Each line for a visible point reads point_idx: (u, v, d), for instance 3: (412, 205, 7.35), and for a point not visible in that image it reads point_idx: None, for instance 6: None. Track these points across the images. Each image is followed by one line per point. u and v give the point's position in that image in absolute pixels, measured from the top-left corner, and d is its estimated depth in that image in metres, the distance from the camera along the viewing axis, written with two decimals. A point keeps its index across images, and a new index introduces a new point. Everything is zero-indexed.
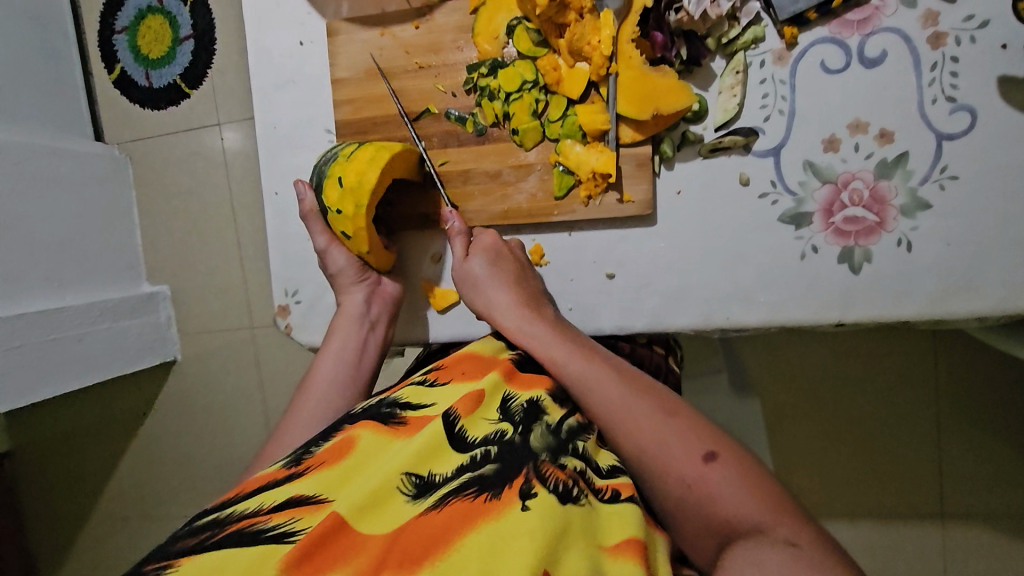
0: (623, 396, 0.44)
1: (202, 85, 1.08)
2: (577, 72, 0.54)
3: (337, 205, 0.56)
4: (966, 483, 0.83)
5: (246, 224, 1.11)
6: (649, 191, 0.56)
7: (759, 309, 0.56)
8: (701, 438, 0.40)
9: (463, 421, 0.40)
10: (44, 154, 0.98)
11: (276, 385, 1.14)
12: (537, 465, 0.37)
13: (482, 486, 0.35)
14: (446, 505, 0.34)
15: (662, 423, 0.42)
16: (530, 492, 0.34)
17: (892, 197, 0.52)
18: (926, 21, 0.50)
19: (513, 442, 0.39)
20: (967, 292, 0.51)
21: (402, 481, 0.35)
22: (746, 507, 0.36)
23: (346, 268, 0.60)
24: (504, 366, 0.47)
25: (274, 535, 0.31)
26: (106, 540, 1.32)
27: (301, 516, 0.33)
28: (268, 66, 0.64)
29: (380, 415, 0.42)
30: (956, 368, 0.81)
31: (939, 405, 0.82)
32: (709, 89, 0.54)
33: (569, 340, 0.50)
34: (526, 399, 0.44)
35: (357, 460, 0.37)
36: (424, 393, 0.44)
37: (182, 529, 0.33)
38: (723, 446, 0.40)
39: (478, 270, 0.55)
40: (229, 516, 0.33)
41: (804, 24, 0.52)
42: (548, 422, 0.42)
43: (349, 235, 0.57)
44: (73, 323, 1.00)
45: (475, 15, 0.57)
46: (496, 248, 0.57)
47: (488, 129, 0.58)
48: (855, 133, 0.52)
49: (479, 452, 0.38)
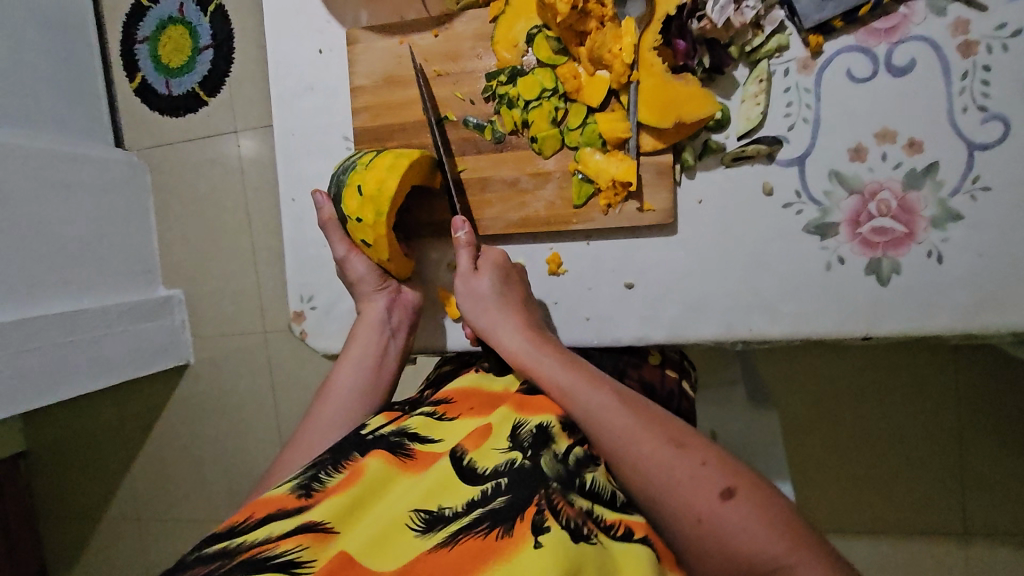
0: (631, 424, 0.41)
1: (220, 92, 1.09)
2: (597, 80, 0.54)
3: (358, 210, 0.56)
4: (990, 503, 0.80)
5: (261, 230, 1.12)
6: (669, 199, 0.55)
7: (783, 320, 0.54)
8: (716, 471, 0.37)
9: (469, 455, 0.40)
10: (64, 160, 1.00)
11: (288, 390, 1.14)
12: (549, 494, 0.36)
13: (494, 521, 0.34)
14: (456, 543, 0.33)
15: (672, 453, 0.39)
16: (542, 526, 0.33)
17: (922, 208, 0.51)
18: (956, 30, 0.49)
19: (522, 467, 0.38)
20: (1000, 305, 0.50)
21: (411, 517, 0.35)
22: (769, 547, 0.32)
23: (366, 276, 0.60)
24: (512, 397, 0.47)
25: (282, 564, 0.31)
26: (117, 543, 1.32)
27: (309, 545, 0.32)
28: (287, 73, 0.64)
29: (390, 444, 0.41)
30: (981, 384, 0.79)
31: (961, 422, 0.80)
32: (731, 97, 0.54)
33: (574, 364, 0.48)
34: (536, 424, 0.43)
35: (367, 490, 0.37)
36: (434, 425, 0.44)
37: (189, 557, 0.33)
38: (741, 480, 0.36)
39: (483, 288, 0.54)
40: (239, 546, 0.32)
41: (829, 32, 0.51)
42: (555, 451, 0.41)
43: (370, 241, 0.57)
44: (89, 326, 1.01)
45: (494, 24, 0.57)
46: (506, 267, 0.56)
47: (506, 137, 0.58)
48: (882, 142, 0.51)
49: (490, 485, 0.37)
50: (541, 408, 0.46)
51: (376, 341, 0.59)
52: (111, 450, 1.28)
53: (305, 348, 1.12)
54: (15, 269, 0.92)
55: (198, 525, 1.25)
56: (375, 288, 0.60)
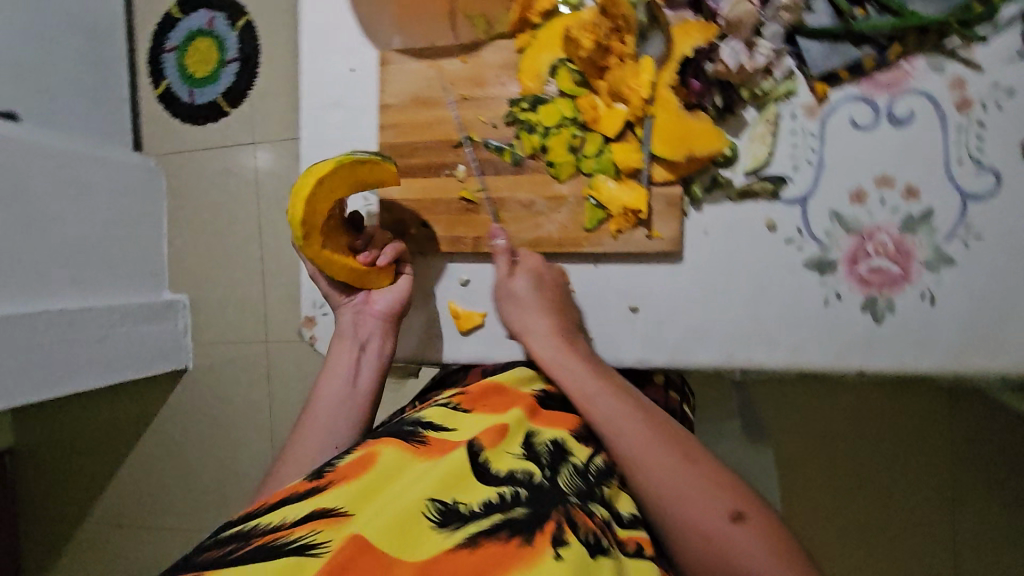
0: (653, 440, 0.46)
1: (242, 104, 1.13)
2: (615, 113, 0.57)
3: (304, 204, 0.58)
4: (978, 554, 0.80)
5: (271, 239, 1.14)
6: (677, 229, 0.57)
7: (781, 352, 0.56)
8: (729, 494, 0.42)
9: (486, 452, 0.40)
10: (86, 160, 1.03)
11: (284, 400, 1.14)
12: (568, 510, 0.37)
13: (514, 530, 0.34)
14: (478, 546, 0.33)
15: (690, 472, 0.44)
16: (563, 540, 0.34)
17: (917, 251, 0.53)
18: (954, 87, 0.52)
19: (541, 484, 0.39)
20: (991, 348, 0.52)
21: (428, 506, 0.35)
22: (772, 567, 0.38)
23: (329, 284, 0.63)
24: (526, 401, 0.49)
25: (296, 548, 0.31)
26: (97, 547, 1.31)
27: (322, 529, 0.33)
28: (319, 89, 0.67)
29: (403, 432, 0.43)
30: (970, 432, 0.80)
31: (950, 470, 0.81)
32: (740, 136, 0.56)
33: (604, 376, 0.52)
34: (548, 440, 0.45)
35: (379, 477, 0.38)
36: (450, 415, 0.46)
37: (208, 541, 0.34)
38: (749, 506, 0.42)
39: (521, 291, 0.57)
40: (254, 530, 0.33)
41: (835, 82, 0.54)
42: (575, 463, 0.44)
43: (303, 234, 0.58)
44: (93, 323, 1.02)
45: (520, 54, 0.60)
46: (541, 271, 0.58)
47: (525, 160, 0.60)
48: (881, 187, 0.54)
49: (508, 492, 0.38)
50: (556, 421, 0.49)
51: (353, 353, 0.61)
52: (99, 451, 1.28)
53: (303, 358, 1.13)
54: (27, 263, 0.93)
55: (180, 532, 1.24)
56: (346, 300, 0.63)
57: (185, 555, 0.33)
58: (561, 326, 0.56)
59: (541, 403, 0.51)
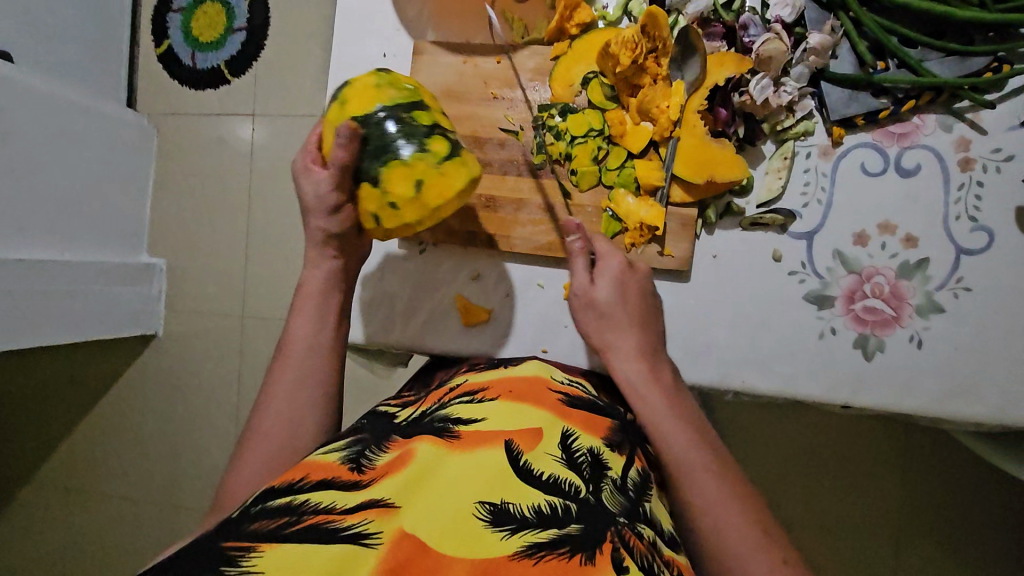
0: (725, 496, 0.46)
1: (245, 74, 1.11)
2: (640, 130, 0.59)
3: (416, 170, 0.51)
4: None
5: (260, 212, 1.12)
6: (688, 249, 0.59)
7: (773, 379, 0.58)
8: (793, 573, 0.42)
9: (525, 455, 0.40)
10: (78, 111, 0.99)
11: (255, 376, 1.12)
12: (620, 531, 0.37)
13: (574, 546, 0.34)
14: (539, 558, 0.33)
15: (756, 537, 0.44)
16: (623, 566, 0.35)
17: (910, 296, 0.56)
18: (959, 146, 0.55)
19: (587, 500, 0.39)
20: (967, 396, 0.55)
21: (478, 509, 0.35)
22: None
23: (332, 235, 0.58)
24: (553, 405, 0.48)
25: (351, 535, 0.32)
26: (40, 509, 1.26)
27: (374, 518, 0.33)
28: (347, 69, 0.67)
29: (435, 428, 0.43)
30: (924, 473, 0.84)
31: (903, 508, 0.84)
32: (756, 169, 0.59)
33: (685, 414, 0.51)
34: (587, 447, 0.45)
35: (422, 469, 0.38)
36: (473, 407, 0.46)
37: (253, 509, 0.34)
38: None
39: (604, 298, 0.56)
40: (304, 507, 0.33)
41: (851, 127, 0.57)
42: (613, 478, 0.43)
43: (400, 202, 0.52)
44: (67, 278, 0.98)
45: (554, 62, 0.62)
46: (622, 277, 0.57)
47: (548, 165, 0.62)
48: (883, 232, 0.57)
49: (558, 504, 0.37)
50: (590, 426, 0.47)
51: (325, 304, 0.59)
52: (53, 410, 1.24)
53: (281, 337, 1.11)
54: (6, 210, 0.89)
55: (132, 502, 1.21)
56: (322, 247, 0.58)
57: (230, 519, 0.34)
58: (648, 346, 0.55)
59: (566, 402, 0.49)
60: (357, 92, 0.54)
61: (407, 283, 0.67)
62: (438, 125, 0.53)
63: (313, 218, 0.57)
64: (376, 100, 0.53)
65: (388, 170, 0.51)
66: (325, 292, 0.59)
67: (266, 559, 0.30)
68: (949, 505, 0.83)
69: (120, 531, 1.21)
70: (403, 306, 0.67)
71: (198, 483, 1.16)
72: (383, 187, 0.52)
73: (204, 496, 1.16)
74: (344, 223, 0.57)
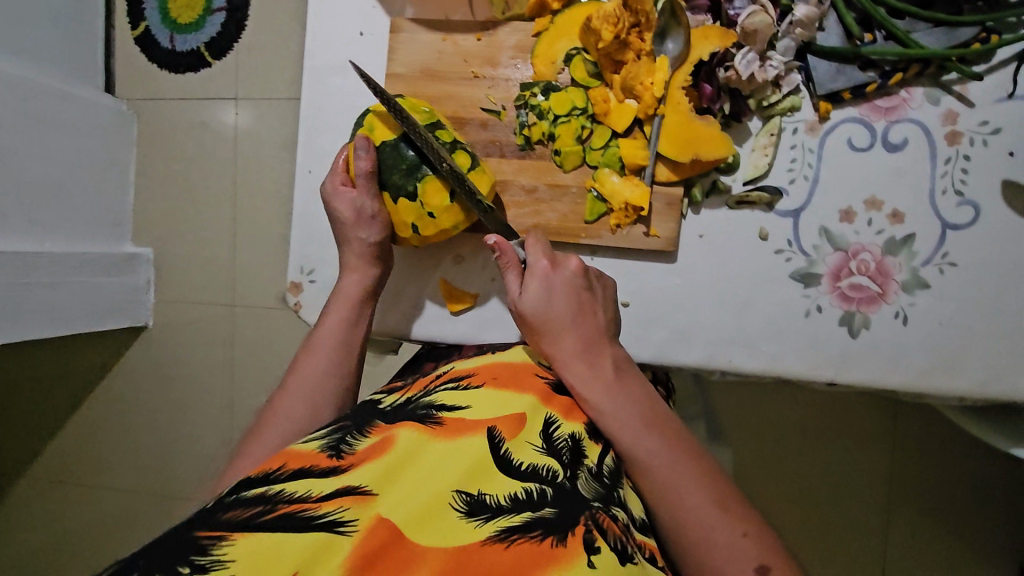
0: (683, 478, 0.45)
1: (226, 57, 1.08)
2: (625, 108, 0.58)
3: (447, 183, 0.57)
4: (907, 559, 0.85)
5: (246, 198, 1.10)
6: (674, 229, 0.59)
7: (760, 357, 0.58)
8: (755, 547, 0.42)
9: (507, 443, 0.41)
10: (52, 96, 0.96)
11: (247, 365, 1.12)
12: (595, 514, 0.38)
13: (547, 528, 0.35)
14: (512, 542, 0.34)
15: (716, 516, 0.43)
16: (594, 546, 0.35)
17: (896, 272, 0.56)
18: (946, 120, 0.54)
19: (564, 484, 0.40)
20: (951, 370, 0.55)
21: (453, 498, 0.36)
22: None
23: (372, 244, 0.60)
24: (539, 390, 0.48)
25: (325, 523, 0.32)
26: (32, 501, 1.25)
27: (350, 506, 0.34)
28: (324, 49, 0.65)
29: (417, 416, 0.43)
30: (909, 445, 0.85)
31: (888, 480, 0.85)
32: (742, 145, 0.58)
33: (633, 400, 0.49)
34: (568, 433, 0.46)
35: (401, 458, 0.38)
36: (458, 394, 0.46)
37: (228, 498, 0.33)
38: (775, 558, 0.42)
39: (532, 306, 0.53)
40: (280, 496, 0.33)
41: (837, 102, 0.56)
42: (589, 467, 0.44)
43: (437, 211, 0.58)
44: (49, 268, 0.95)
45: (536, 38, 0.60)
46: (552, 279, 0.53)
47: (532, 146, 0.61)
48: (869, 208, 0.56)
49: (534, 489, 0.39)
50: (573, 412, 0.49)
51: (357, 309, 0.60)
52: (44, 402, 1.22)
53: (271, 325, 1.10)
54: None
55: (126, 491, 1.20)
56: (366, 255, 0.61)
57: (205, 507, 0.33)
58: (586, 337, 0.51)
59: (553, 387, 0.50)
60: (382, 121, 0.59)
61: (395, 268, 0.66)
62: (459, 142, 0.59)
63: (351, 230, 0.60)
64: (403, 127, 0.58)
65: (423, 184, 0.57)
66: (357, 300, 0.60)
67: (238, 546, 0.30)
68: (932, 476, 0.84)
69: (116, 521, 1.21)
70: (388, 292, 0.67)
71: (194, 471, 1.16)
72: (421, 200, 0.58)
73: (200, 483, 1.16)
74: (381, 230, 0.61)
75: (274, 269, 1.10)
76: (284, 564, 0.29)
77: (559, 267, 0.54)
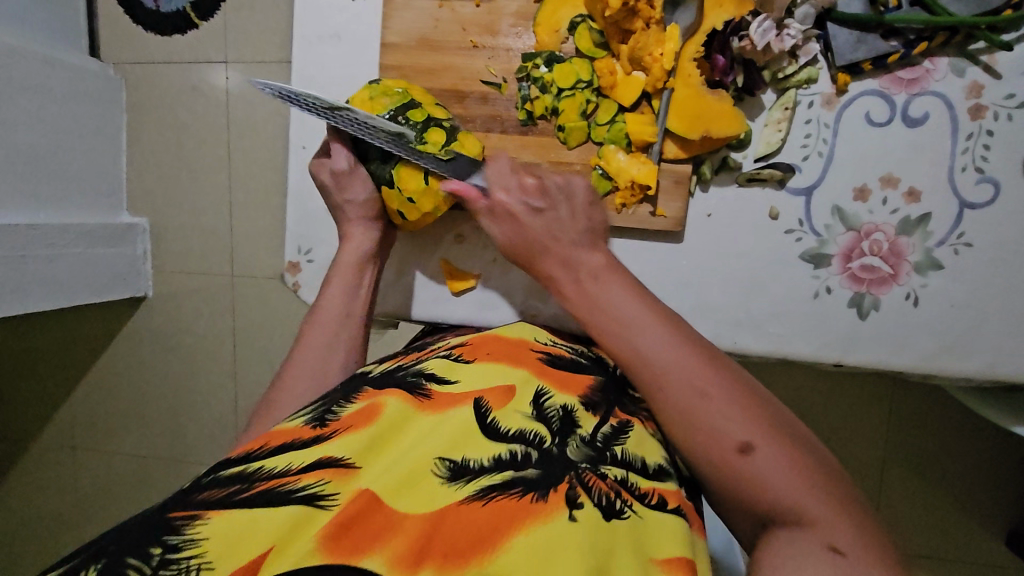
0: (666, 363, 0.40)
1: (214, 17, 1.01)
2: (633, 80, 0.55)
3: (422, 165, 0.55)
4: (897, 522, 0.86)
5: (241, 165, 1.05)
6: (682, 209, 0.57)
7: (766, 339, 0.58)
8: (742, 424, 0.37)
9: (495, 414, 0.39)
10: (35, 60, 0.89)
11: (249, 338, 1.10)
12: (579, 474, 0.35)
13: (527, 486, 0.33)
14: (490, 500, 0.32)
15: (699, 402, 0.39)
16: (576, 501, 0.33)
17: (909, 253, 0.54)
18: (970, 92, 0.52)
19: (550, 452, 0.37)
20: (959, 354, 0.54)
21: (436, 465, 0.34)
22: (787, 496, 0.35)
23: (361, 203, 0.58)
24: (532, 363, 0.46)
25: (303, 496, 0.31)
26: (39, 471, 1.25)
27: (330, 478, 0.32)
28: (315, 14, 0.62)
29: (406, 385, 0.41)
30: (904, 415, 0.85)
31: (885, 448, 0.86)
32: (755, 120, 0.56)
33: (609, 297, 0.45)
34: (560, 404, 0.42)
35: (385, 428, 0.37)
36: (449, 366, 0.44)
37: (205, 478, 0.33)
38: (767, 437, 0.37)
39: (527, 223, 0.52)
40: (258, 473, 0.32)
41: (856, 73, 0.53)
42: (582, 434, 0.40)
43: (414, 197, 0.56)
44: (45, 241, 0.91)
45: (539, 5, 0.57)
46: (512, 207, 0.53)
47: (535, 121, 0.58)
48: (885, 186, 0.54)
49: (518, 451, 0.36)
50: (568, 384, 0.45)
51: (359, 274, 0.58)
52: (47, 375, 1.20)
53: (272, 296, 1.08)
54: None
55: (134, 460, 1.21)
56: (362, 216, 0.59)
57: (182, 489, 0.33)
58: (573, 243, 0.49)
59: (547, 361, 0.47)
60: (356, 109, 0.57)
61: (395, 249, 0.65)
62: (433, 118, 0.55)
63: (337, 194, 0.59)
64: (373, 113, 0.56)
65: (399, 170, 0.56)
66: (357, 266, 0.58)
67: (211, 524, 0.29)
68: (925, 444, 0.85)
69: (128, 486, 1.22)
70: (388, 271, 0.65)
71: (202, 439, 1.16)
72: (399, 185, 0.57)
73: (209, 448, 1.16)
74: (366, 187, 0.58)
75: (272, 238, 1.06)
76: (258, 539, 0.28)
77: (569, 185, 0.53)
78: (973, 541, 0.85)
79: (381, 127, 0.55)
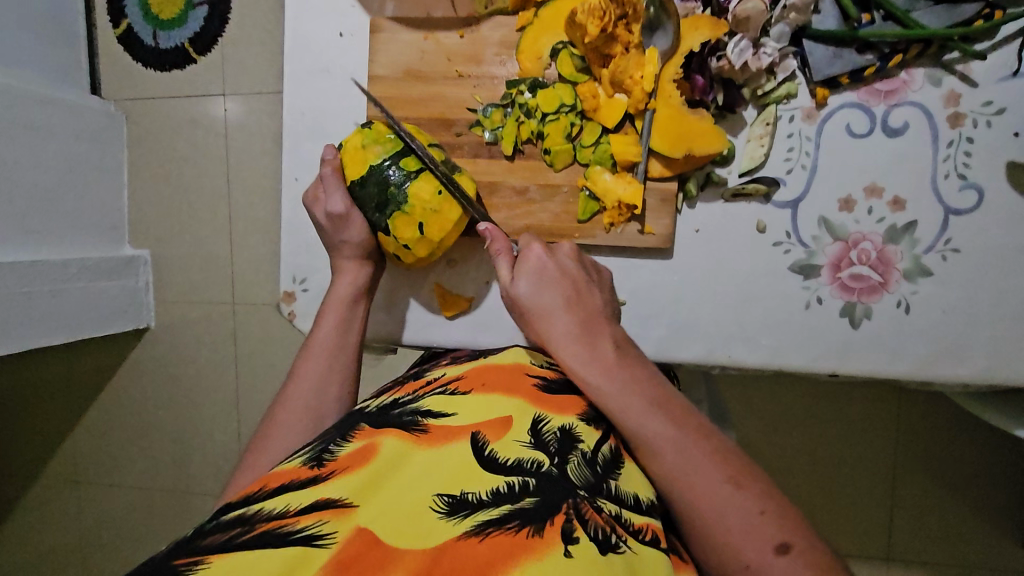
0: (622, 403, 0.45)
1: (211, 52, 1.03)
2: (615, 103, 0.56)
3: (415, 215, 0.56)
4: (913, 531, 0.85)
5: (239, 195, 1.06)
6: (669, 226, 0.58)
7: (761, 351, 0.58)
8: (774, 523, 0.38)
9: (492, 444, 0.38)
10: (36, 101, 0.90)
11: (251, 365, 1.10)
12: (577, 503, 0.35)
13: (525, 519, 0.33)
14: (487, 535, 0.32)
15: (677, 442, 0.42)
16: (572, 536, 0.33)
17: (898, 261, 0.55)
18: (947, 101, 0.52)
19: (550, 474, 0.37)
20: (956, 358, 0.54)
21: (434, 501, 0.34)
22: (761, 525, 0.38)
23: (356, 244, 0.59)
24: (526, 390, 0.45)
25: (304, 537, 0.31)
26: (45, 507, 1.24)
27: (329, 518, 0.32)
28: (304, 49, 0.63)
29: (402, 423, 0.41)
30: (912, 419, 0.84)
31: (893, 453, 0.85)
32: (738, 136, 0.56)
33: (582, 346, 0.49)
34: (558, 426, 0.42)
35: (382, 468, 0.36)
36: (447, 400, 0.43)
37: (207, 525, 0.32)
38: (741, 475, 0.41)
39: (527, 293, 0.53)
40: (257, 516, 0.32)
41: (834, 87, 0.54)
42: (584, 452, 0.40)
43: (410, 244, 0.57)
44: (48, 278, 0.92)
45: (521, 33, 0.58)
46: (542, 265, 0.53)
47: (521, 147, 0.59)
48: (870, 196, 0.55)
49: (516, 482, 0.36)
50: (565, 406, 0.44)
51: (351, 308, 0.59)
52: (52, 409, 1.21)
53: (273, 323, 1.08)
54: None
55: (139, 492, 1.20)
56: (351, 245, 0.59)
57: (184, 536, 0.32)
58: (566, 294, 0.52)
59: (542, 386, 0.46)
60: (349, 156, 0.58)
61: (389, 276, 0.65)
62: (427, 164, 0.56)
63: (335, 236, 0.59)
64: (366, 162, 0.57)
65: (393, 220, 0.57)
66: (350, 299, 0.59)
67: (215, 567, 0.29)
68: (934, 447, 0.84)
69: (133, 519, 1.21)
70: (381, 299, 0.66)
71: (207, 469, 1.16)
72: (394, 233, 0.57)
73: (212, 479, 1.16)
74: (362, 232, 0.59)
75: (271, 265, 1.07)
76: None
77: (554, 253, 0.54)
78: (990, 549, 0.83)
79: (377, 177, 0.57)
